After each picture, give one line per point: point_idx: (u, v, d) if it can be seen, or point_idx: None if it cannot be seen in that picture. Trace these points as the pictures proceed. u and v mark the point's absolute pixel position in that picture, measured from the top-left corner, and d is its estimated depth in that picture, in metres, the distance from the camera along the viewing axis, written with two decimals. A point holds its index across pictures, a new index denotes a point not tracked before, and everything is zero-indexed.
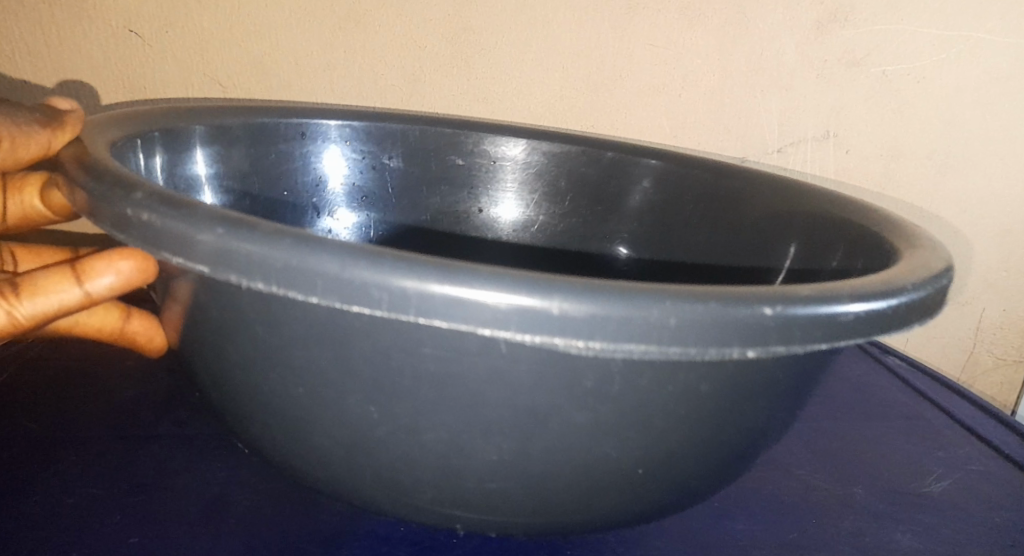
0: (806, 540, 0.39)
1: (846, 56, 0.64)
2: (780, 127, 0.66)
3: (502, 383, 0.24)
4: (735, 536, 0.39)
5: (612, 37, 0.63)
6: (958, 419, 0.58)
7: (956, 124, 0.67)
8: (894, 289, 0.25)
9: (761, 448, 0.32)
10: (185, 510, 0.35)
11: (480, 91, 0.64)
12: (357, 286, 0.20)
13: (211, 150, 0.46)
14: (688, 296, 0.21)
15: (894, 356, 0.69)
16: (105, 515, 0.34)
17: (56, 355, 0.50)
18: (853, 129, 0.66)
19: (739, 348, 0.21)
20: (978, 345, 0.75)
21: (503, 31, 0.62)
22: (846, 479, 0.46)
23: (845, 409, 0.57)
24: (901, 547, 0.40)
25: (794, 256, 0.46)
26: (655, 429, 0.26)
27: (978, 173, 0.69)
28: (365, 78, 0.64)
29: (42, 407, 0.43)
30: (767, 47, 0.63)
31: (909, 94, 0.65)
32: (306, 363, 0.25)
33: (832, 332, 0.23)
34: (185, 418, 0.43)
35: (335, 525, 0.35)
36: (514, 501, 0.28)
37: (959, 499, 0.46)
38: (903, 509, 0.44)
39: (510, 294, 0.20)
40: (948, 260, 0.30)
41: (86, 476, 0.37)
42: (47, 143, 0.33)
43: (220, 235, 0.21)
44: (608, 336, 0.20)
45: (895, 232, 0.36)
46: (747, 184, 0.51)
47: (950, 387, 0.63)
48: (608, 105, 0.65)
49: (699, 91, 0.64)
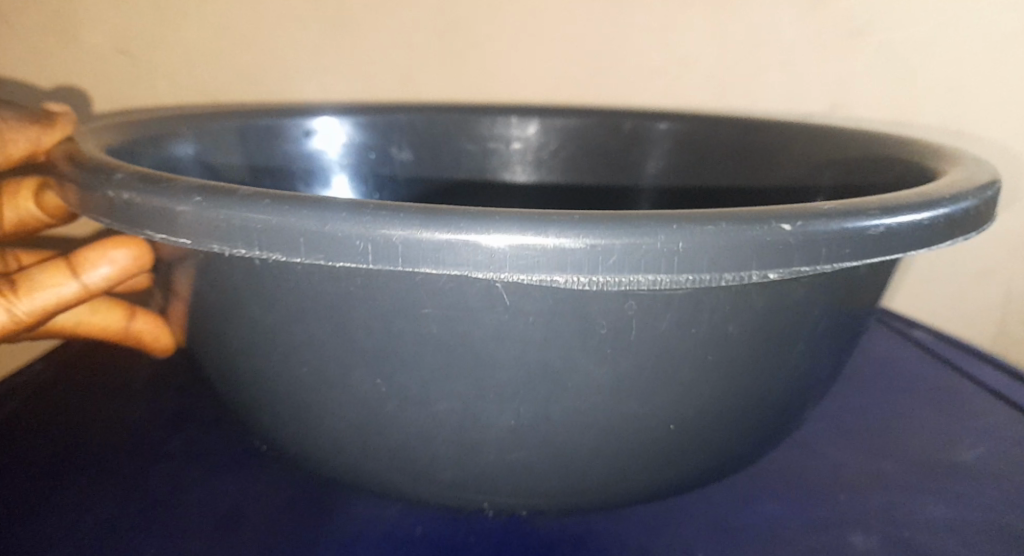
0: (833, 517, 0.35)
1: (841, 27, 0.54)
2: (786, 100, 0.57)
3: (511, 340, 0.22)
4: (776, 509, 0.35)
5: (609, 16, 0.56)
6: (992, 392, 0.50)
7: (971, 93, 0.55)
8: (932, 201, 0.22)
9: (805, 401, 0.29)
10: (203, 524, 0.33)
11: (479, 82, 0.59)
12: (340, 240, 0.19)
13: (196, 150, 0.43)
14: (698, 217, 0.19)
15: (922, 330, 0.59)
16: (126, 530, 0.32)
17: (63, 377, 0.49)
18: (864, 98, 0.56)
19: (758, 271, 0.19)
20: (1009, 315, 0.62)
21: (494, 21, 0.57)
22: (873, 454, 0.41)
23: (891, 388, 0.51)
24: (932, 520, 0.35)
25: (835, 178, 0.43)
26: (682, 381, 0.24)
27: (995, 148, 0.56)
28: (357, 68, 0.59)
29: (56, 429, 0.42)
30: (766, 21, 0.55)
31: (919, 60, 0.54)
32: (307, 339, 0.24)
33: (863, 249, 0.20)
34: (197, 433, 0.41)
35: (364, 523, 0.33)
36: (538, 471, 0.26)
37: (998, 468, 0.40)
38: (937, 481, 0.39)
39: (504, 232, 0.18)
40: (995, 174, 0.27)
41: (106, 492, 0.35)
42: (36, 140, 0.34)
43: (199, 205, 0.20)
44: (612, 269, 0.18)
45: (933, 158, 0.33)
46: (781, 136, 0.48)
47: (979, 355, 0.55)
48: (606, 82, 0.58)
49: (707, 68, 0.57)
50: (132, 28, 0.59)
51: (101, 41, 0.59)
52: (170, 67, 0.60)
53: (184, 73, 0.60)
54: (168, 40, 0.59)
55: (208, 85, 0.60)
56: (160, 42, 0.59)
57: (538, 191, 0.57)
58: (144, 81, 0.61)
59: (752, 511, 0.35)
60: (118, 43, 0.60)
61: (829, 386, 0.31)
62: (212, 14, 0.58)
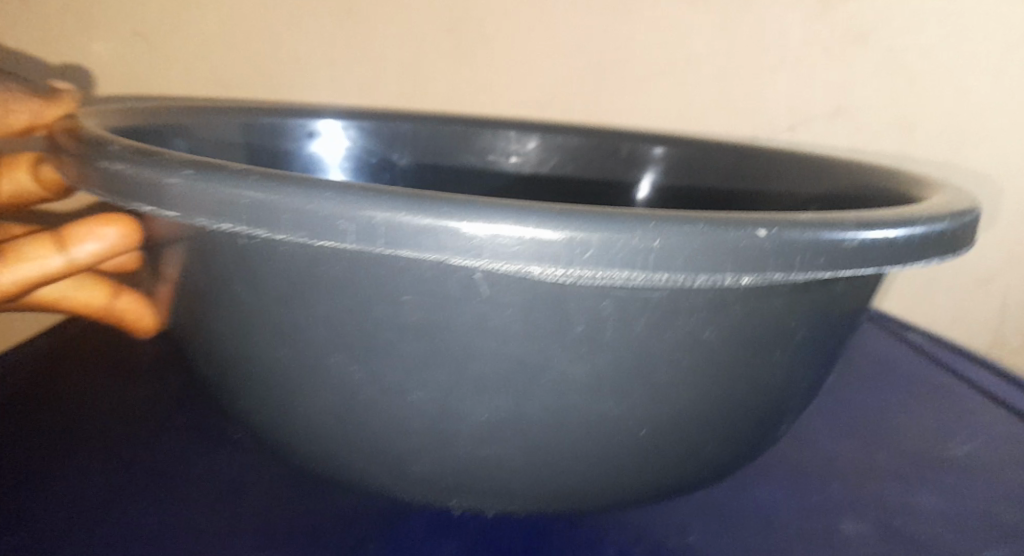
0: (828, 504, 0.38)
1: (847, 33, 0.55)
2: (789, 106, 0.58)
3: (488, 332, 0.22)
4: (762, 505, 0.38)
5: (613, 24, 0.57)
6: (987, 394, 0.54)
7: (975, 98, 0.56)
8: (907, 220, 0.22)
9: (784, 415, 0.29)
10: (208, 492, 0.34)
11: (485, 79, 0.60)
12: (324, 220, 0.19)
13: (195, 141, 0.44)
14: (675, 218, 0.19)
15: (920, 332, 0.63)
16: (133, 499, 0.33)
17: (63, 351, 0.50)
18: (865, 106, 0.57)
19: (732, 275, 0.20)
20: (1005, 327, 0.64)
21: (503, 21, 0.58)
22: (868, 447, 0.45)
23: (892, 388, 0.54)
24: (926, 509, 0.39)
25: (823, 201, 0.43)
26: (658, 383, 0.24)
27: (993, 162, 0.57)
28: (364, 73, 0.61)
29: (52, 405, 0.42)
30: (766, 31, 0.56)
31: (923, 68, 0.55)
32: (288, 322, 0.25)
33: (836, 260, 0.21)
34: (200, 409, 0.43)
35: (342, 514, 0.33)
36: (512, 468, 0.26)
37: (987, 463, 0.45)
38: (928, 473, 0.43)
39: (485, 220, 0.18)
40: (975, 203, 0.28)
41: (110, 465, 0.36)
42: (37, 113, 0.35)
43: (189, 178, 0.21)
44: (589, 263, 0.19)
45: (917, 186, 0.34)
46: (772, 162, 0.48)
47: (977, 360, 0.59)
48: (607, 93, 0.59)
49: (709, 70, 0.58)
50: (149, 11, 0.60)
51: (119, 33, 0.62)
52: (181, 51, 0.61)
53: (196, 61, 0.62)
54: (183, 24, 0.60)
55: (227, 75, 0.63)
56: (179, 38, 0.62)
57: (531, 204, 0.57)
58: (159, 73, 0.63)
59: (745, 499, 0.38)
60: (135, 24, 0.61)
61: (809, 402, 0.31)
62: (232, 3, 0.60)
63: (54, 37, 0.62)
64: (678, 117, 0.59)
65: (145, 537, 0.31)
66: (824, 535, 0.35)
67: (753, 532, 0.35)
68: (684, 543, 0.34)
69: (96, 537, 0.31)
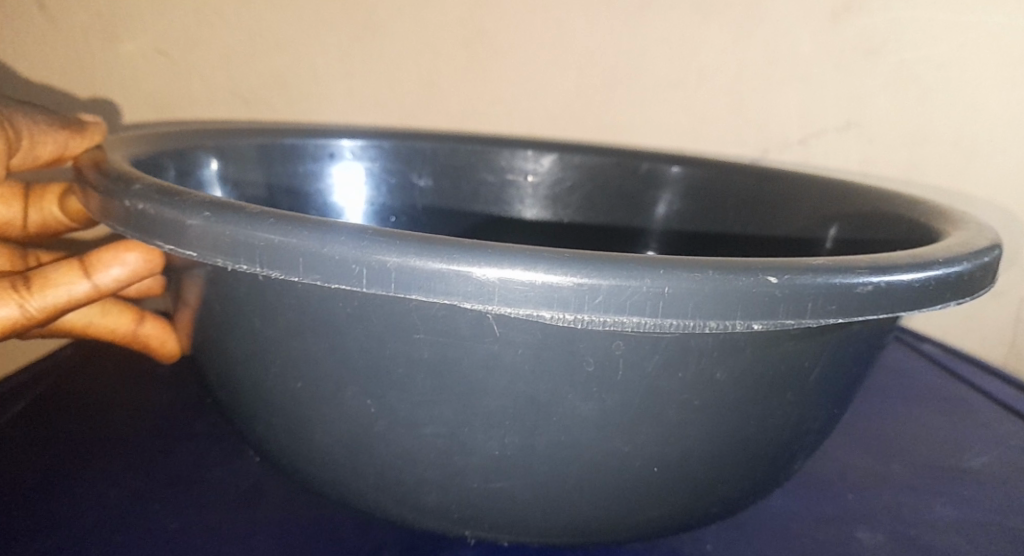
0: (841, 512, 0.38)
1: (857, 45, 0.55)
2: (801, 113, 0.57)
3: (500, 370, 0.23)
4: (776, 513, 0.37)
5: (626, 38, 0.57)
6: (1005, 403, 0.53)
7: (988, 108, 0.55)
8: (923, 263, 0.22)
9: (796, 453, 0.29)
10: (226, 498, 0.36)
11: (499, 92, 0.60)
12: (337, 262, 0.20)
13: (220, 165, 0.45)
14: (684, 264, 0.19)
15: (932, 343, 0.62)
16: (152, 505, 0.35)
17: (88, 366, 0.51)
18: (876, 118, 0.57)
19: (742, 320, 0.19)
20: None
21: (518, 36, 0.58)
22: (881, 456, 0.45)
23: (913, 394, 0.54)
24: (942, 519, 0.38)
25: (844, 228, 0.43)
26: (668, 423, 0.24)
27: (1008, 177, 0.56)
28: (382, 90, 0.61)
29: (78, 414, 0.44)
30: (778, 39, 0.55)
31: (933, 82, 0.55)
32: (304, 355, 0.25)
33: (848, 306, 0.20)
34: (218, 420, 0.44)
35: (357, 526, 0.34)
36: (521, 503, 0.27)
37: (1001, 472, 0.44)
38: (941, 482, 0.42)
39: (495, 265, 0.19)
40: (995, 239, 0.27)
41: (131, 472, 0.38)
42: (63, 144, 0.36)
43: (207, 219, 0.21)
44: (598, 308, 0.19)
45: (940, 219, 0.33)
46: (794, 188, 0.47)
47: (988, 369, 0.58)
48: (620, 105, 0.59)
49: (720, 83, 0.57)
50: (167, 33, 0.61)
51: (131, 62, 0.61)
52: (203, 71, 0.62)
53: (214, 79, 0.62)
54: (202, 46, 0.61)
55: (242, 91, 0.62)
56: (192, 62, 0.61)
57: (544, 224, 0.57)
58: (171, 95, 0.63)
59: (761, 506, 0.38)
60: (152, 44, 0.61)
61: (823, 436, 0.31)
62: (247, 24, 0.60)
63: (65, 62, 0.60)
64: (688, 133, 0.59)
65: (163, 542, 0.32)
66: (841, 543, 0.35)
67: (773, 540, 0.35)
68: (699, 549, 0.34)
69: (115, 542, 0.32)
